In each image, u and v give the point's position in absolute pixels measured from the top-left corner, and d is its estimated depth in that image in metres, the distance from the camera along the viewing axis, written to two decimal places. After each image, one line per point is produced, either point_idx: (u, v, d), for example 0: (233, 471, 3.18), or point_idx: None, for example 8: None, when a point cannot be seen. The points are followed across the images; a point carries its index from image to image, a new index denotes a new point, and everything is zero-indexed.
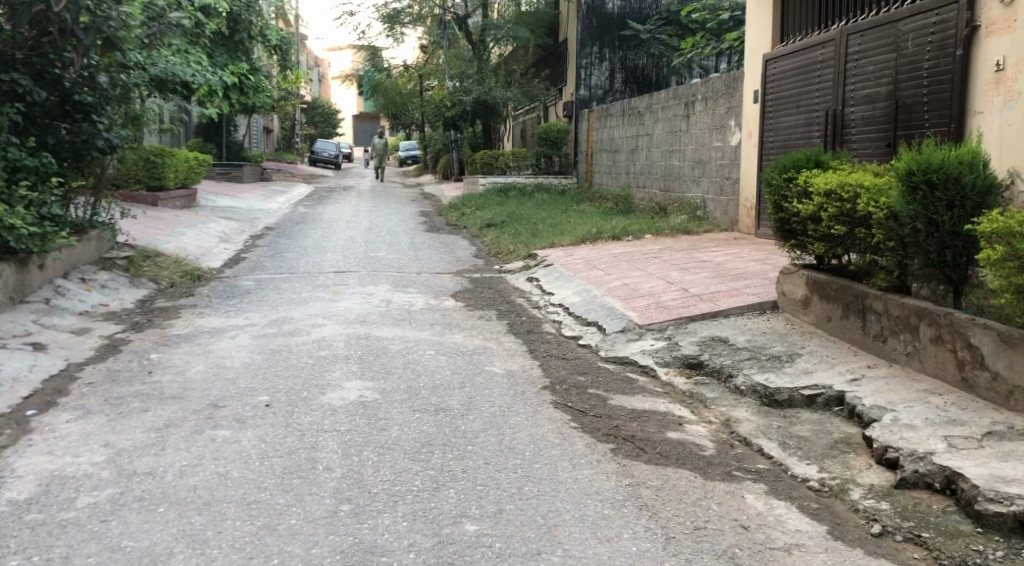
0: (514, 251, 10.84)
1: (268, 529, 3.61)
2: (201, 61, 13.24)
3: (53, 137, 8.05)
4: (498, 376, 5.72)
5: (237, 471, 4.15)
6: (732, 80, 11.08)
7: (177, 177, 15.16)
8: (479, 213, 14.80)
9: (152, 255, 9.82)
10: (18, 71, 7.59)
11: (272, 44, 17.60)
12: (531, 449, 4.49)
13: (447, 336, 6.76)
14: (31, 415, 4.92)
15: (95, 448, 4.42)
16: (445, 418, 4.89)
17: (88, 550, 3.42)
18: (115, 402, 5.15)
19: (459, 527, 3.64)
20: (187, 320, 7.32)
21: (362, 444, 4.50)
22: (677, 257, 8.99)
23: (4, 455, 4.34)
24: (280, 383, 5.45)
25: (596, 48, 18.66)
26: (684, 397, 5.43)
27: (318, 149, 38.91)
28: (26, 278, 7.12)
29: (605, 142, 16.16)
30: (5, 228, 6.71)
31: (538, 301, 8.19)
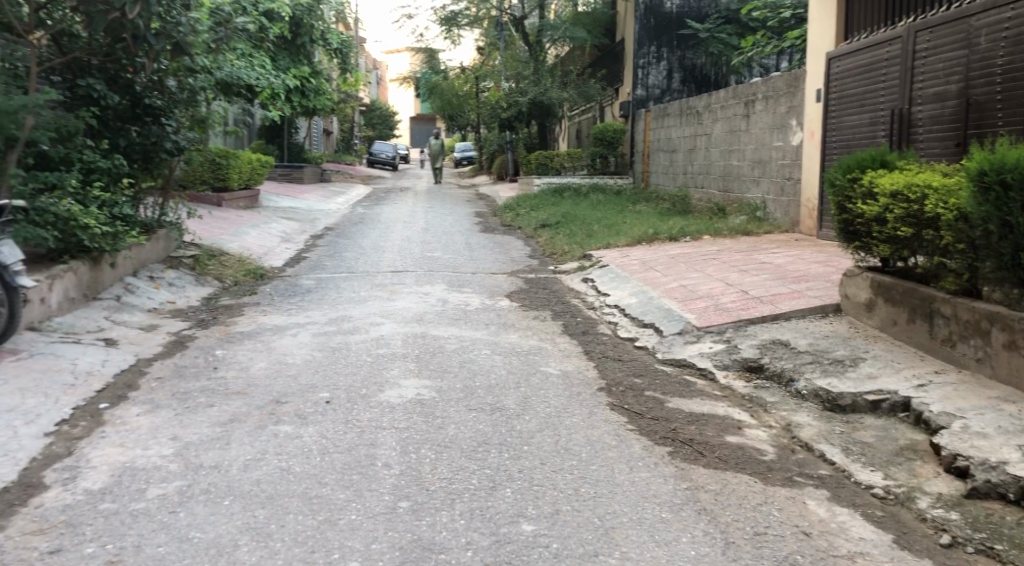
0: (570, 251, 10.82)
1: (329, 523, 3.68)
2: (265, 65, 13.50)
3: (125, 139, 8.31)
4: (554, 377, 5.73)
5: (298, 466, 4.23)
6: (794, 79, 10.90)
7: (241, 178, 15.52)
8: (535, 213, 14.82)
9: (217, 254, 10.08)
10: (93, 76, 7.93)
11: (333, 48, 18.04)
12: (588, 451, 4.48)
13: (503, 336, 6.79)
14: (103, 408, 5.09)
15: (163, 441, 4.55)
16: (501, 417, 4.91)
17: (157, 539, 3.53)
18: (182, 396, 5.30)
19: (516, 527, 3.66)
20: (251, 317, 7.49)
21: (420, 442, 4.55)
22: (736, 258, 8.87)
23: (78, 446, 4.50)
24: (339, 380, 5.53)
25: (654, 47, 18.50)
26: (743, 400, 5.36)
27: (376, 151, 39.44)
28: (98, 276, 7.38)
29: (662, 142, 16.03)
30: (80, 228, 6.94)
31: (594, 302, 8.17)
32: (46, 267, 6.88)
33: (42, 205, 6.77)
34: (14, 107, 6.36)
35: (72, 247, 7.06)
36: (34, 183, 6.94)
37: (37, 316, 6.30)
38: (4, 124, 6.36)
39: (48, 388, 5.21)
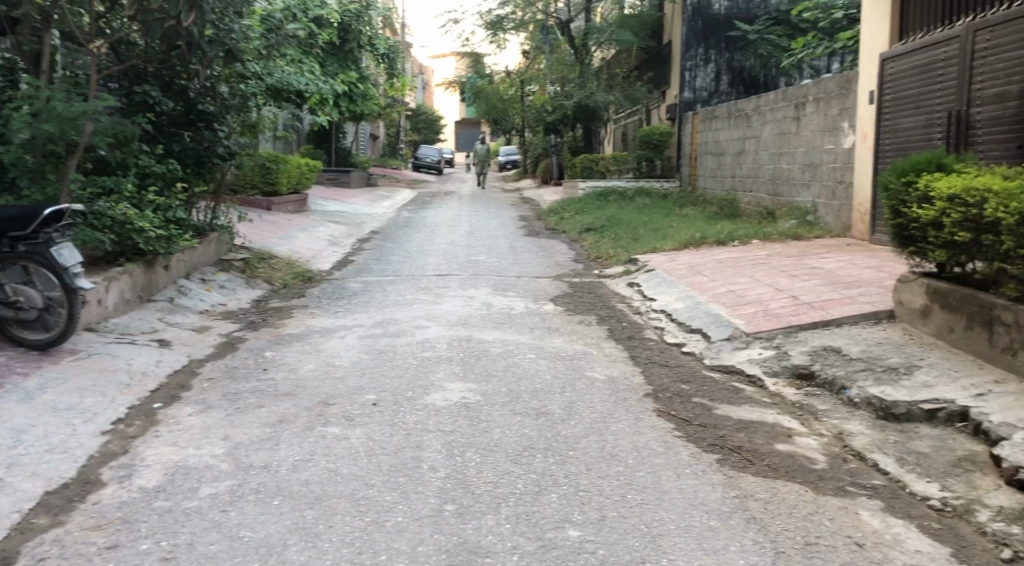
0: (615, 255, 10.76)
1: (376, 525, 3.71)
2: (314, 71, 13.69)
3: (179, 144, 8.53)
4: (599, 382, 5.70)
5: (346, 467, 4.27)
6: (846, 80, 10.71)
7: (290, 182, 15.77)
8: (580, 217, 14.77)
9: (267, 257, 10.25)
10: (149, 83, 8.14)
11: (380, 53, 18.29)
12: (634, 457, 4.45)
13: (547, 340, 6.77)
14: (157, 408, 5.20)
15: (216, 441, 4.63)
16: (546, 422, 4.90)
17: (209, 538, 3.59)
18: (232, 397, 5.39)
19: (562, 532, 3.65)
20: (299, 320, 7.59)
21: (466, 445, 4.56)
22: (785, 263, 8.74)
23: (133, 444, 4.61)
24: (386, 383, 5.58)
25: (702, 49, 18.32)
26: (793, 408, 5.28)
27: (422, 155, 39.74)
28: (151, 278, 7.55)
29: (710, 145, 15.89)
30: (136, 231, 7.10)
31: (640, 307, 8.12)
32: (103, 269, 7.07)
33: (99, 209, 6.97)
34: (73, 113, 6.52)
35: (127, 250, 7.25)
36: (92, 188, 7.14)
37: (94, 317, 6.48)
38: (65, 130, 6.55)
39: (105, 387, 5.34)
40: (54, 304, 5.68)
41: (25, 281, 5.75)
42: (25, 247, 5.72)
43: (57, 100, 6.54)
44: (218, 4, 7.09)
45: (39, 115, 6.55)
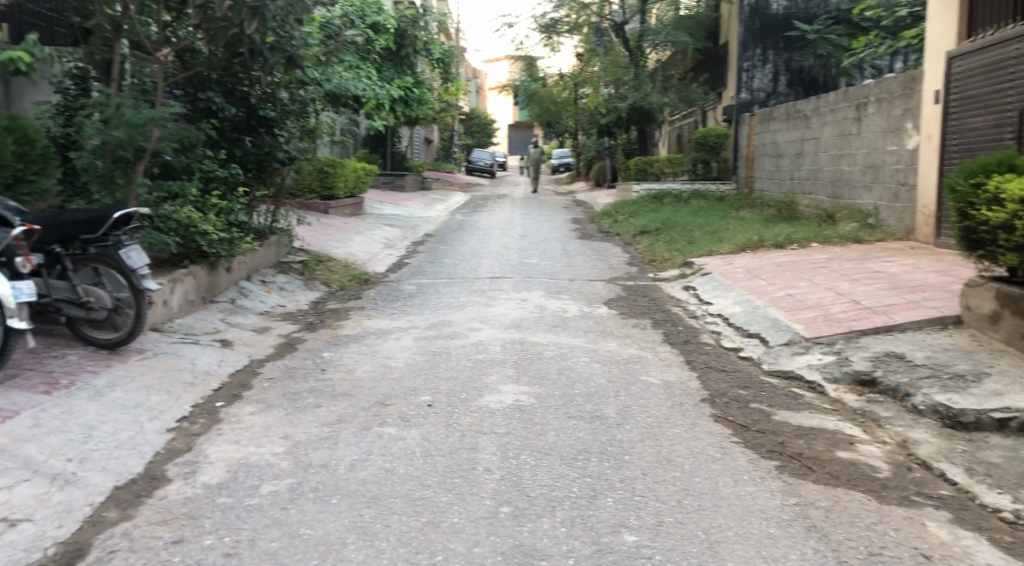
0: (670, 259, 10.67)
1: (433, 525, 3.74)
2: (371, 76, 13.87)
3: (241, 149, 8.74)
4: (654, 386, 5.65)
5: (403, 468, 4.32)
6: (910, 79, 10.46)
7: (346, 187, 16.01)
8: (634, 220, 14.68)
9: (324, 260, 10.41)
10: (212, 89, 8.37)
11: (436, 57, 18.62)
12: (691, 462, 4.40)
13: (601, 343, 6.74)
14: (220, 406, 5.32)
15: (276, 440, 4.72)
16: (601, 426, 4.88)
17: (270, 534, 3.66)
18: (292, 397, 5.49)
19: (618, 537, 3.63)
20: (356, 321, 7.70)
21: (520, 447, 4.57)
22: (846, 267, 8.56)
23: (198, 442, 4.73)
24: (441, 385, 5.62)
25: (759, 50, 18.09)
26: (854, 414, 5.17)
27: (475, 159, 39.94)
28: (214, 280, 7.75)
29: (768, 147, 15.62)
30: (200, 234, 7.28)
31: (696, 311, 8.03)
32: (168, 271, 7.27)
33: (165, 213, 7.19)
34: (141, 119, 6.73)
35: (191, 252, 7.46)
36: (157, 192, 7.31)
37: (160, 317, 6.68)
38: (133, 136, 6.77)
39: (170, 386, 5.49)
40: (123, 304, 5.86)
41: (94, 282, 5.91)
42: (95, 249, 5.91)
43: (127, 107, 6.76)
44: (280, 12, 7.13)
45: (109, 122, 6.78)
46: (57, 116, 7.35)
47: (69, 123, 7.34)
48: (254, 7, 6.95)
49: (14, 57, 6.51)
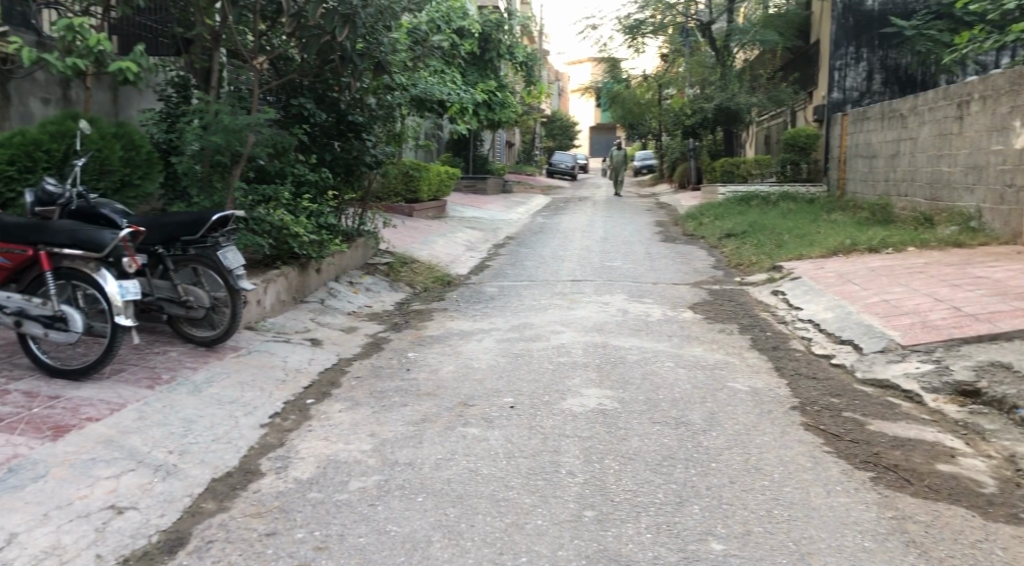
0: (757, 263, 10.44)
1: (516, 526, 3.76)
2: (456, 80, 14.03)
3: (331, 153, 8.96)
4: (741, 393, 5.54)
5: (486, 468, 4.35)
6: (1019, 75, 9.91)
7: (430, 190, 16.25)
8: (720, 222, 14.44)
9: (409, 261, 10.59)
10: (304, 96, 8.61)
11: (519, 61, 18.51)
12: (781, 471, 4.30)
13: (687, 349, 6.64)
14: (310, 403, 5.46)
15: (363, 437, 4.82)
16: (687, 432, 4.82)
17: (358, 530, 3.74)
18: (378, 395, 5.59)
19: (705, 545, 3.58)
20: (440, 322, 7.80)
21: (604, 451, 4.55)
22: (944, 272, 8.21)
23: (289, 437, 4.87)
24: (524, 386, 5.64)
25: (853, 48, 17.53)
26: (956, 426, 4.96)
27: (557, 161, 39.99)
28: (305, 280, 7.97)
29: (861, 147, 15.12)
30: (291, 236, 7.51)
31: (785, 317, 7.83)
32: (262, 272, 7.52)
33: (259, 216, 7.44)
34: (238, 125, 6.92)
35: (284, 254, 7.70)
36: (253, 196, 7.63)
37: (253, 316, 6.91)
38: (230, 141, 6.97)
39: (264, 383, 5.67)
40: (219, 304, 6.11)
41: (194, 281, 6.16)
42: (195, 249, 6.11)
43: (224, 114, 6.98)
44: (369, 18, 7.29)
45: (208, 128, 7.03)
46: (160, 123, 7.69)
47: (171, 129, 7.67)
48: (346, 15, 7.11)
49: (123, 67, 6.84)
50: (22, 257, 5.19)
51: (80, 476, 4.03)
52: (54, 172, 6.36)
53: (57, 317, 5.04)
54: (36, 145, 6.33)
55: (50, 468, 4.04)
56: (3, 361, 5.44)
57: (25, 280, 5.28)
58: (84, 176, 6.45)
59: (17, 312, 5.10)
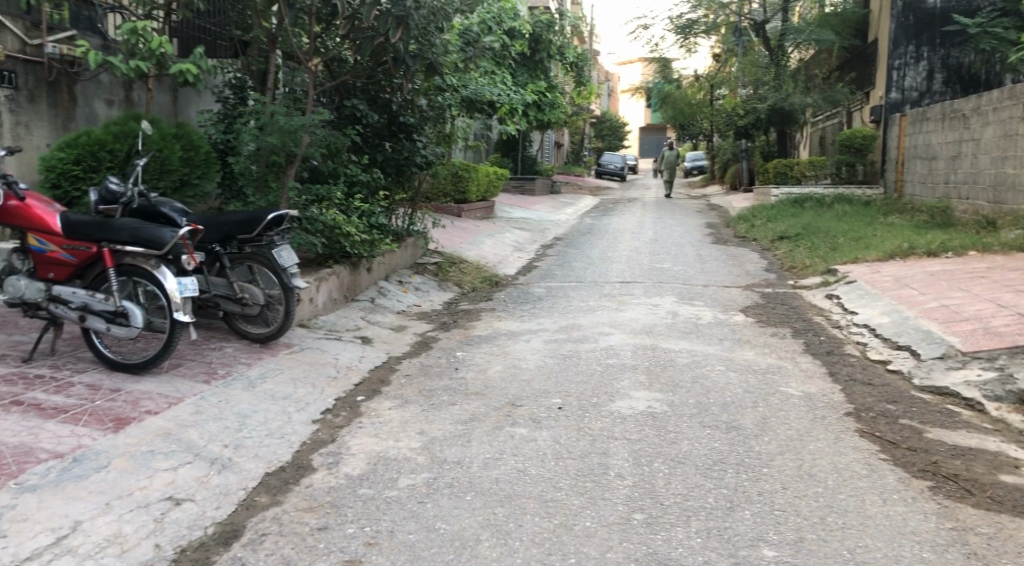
0: (811, 266, 10.27)
1: (565, 527, 3.75)
2: (506, 81, 14.08)
3: (382, 154, 9.06)
4: (794, 398, 5.46)
5: (534, 468, 4.35)
6: None
7: (479, 191, 16.31)
8: (772, 224, 14.24)
9: (457, 261, 10.66)
10: (357, 97, 8.70)
11: (569, 62, 18.49)
12: (835, 479, 4.22)
13: (738, 352, 6.57)
14: (360, 400, 5.53)
15: (412, 435, 4.86)
16: (739, 437, 4.76)
17: (408, 527, 3.77)
18: (427, 394, 5.63)
19: (757, 551, 3.54)
20: (488, 322, 7.83)
21: (653, 455, 4.51)
22: (1007, 278, 7.98)
23: (340, 434, 4.93)
24: (572, 388, 5.63)
25: (912, 46, 17.14)
26: (1019, 436, 4.81)
27: (606, 162, 39.81)
28: (356, 279, 8.06)
29: (920, 148, 14.77)
30: (343, 235, 7.62)
31: (839, 321, 7.68)
32: (315, 271, 7.63)
33: (312, 215, 7.55)
34: (293, 126, 7.07)
35: (335, 252, 7.82)
36: (307, 196, 7.74)
37: (306, 314, 7.02)
38: (286, 141, 7.12)
39: (316, 379, 5.75)
40: (274, 301, 6.23)
41: (249, 279, 6.31)
42: (251, 248, 6.23)
43: (280, 114, 7.12)
44: (422, 20, 7.34)
45: (265, 129, 7.16)
46: (218, 124, 7.84)
47: (228, 130, 7.82)
48: (399, 17, 7.17)
49: (184, 68, 7.00)
50: (86, 253, 5.29)
51: (140, 468, 4.14)
52: (117, 172, 6.54)
53: (119, 312, 5.17)
54: (101, 145, 6.56)
55: (111, 459, 4.15)
56: (67, 354, 5.61)
57: (89, 276, 5.40)
58: (145, 175, 6.64)
59: (82, 307, 5.24)
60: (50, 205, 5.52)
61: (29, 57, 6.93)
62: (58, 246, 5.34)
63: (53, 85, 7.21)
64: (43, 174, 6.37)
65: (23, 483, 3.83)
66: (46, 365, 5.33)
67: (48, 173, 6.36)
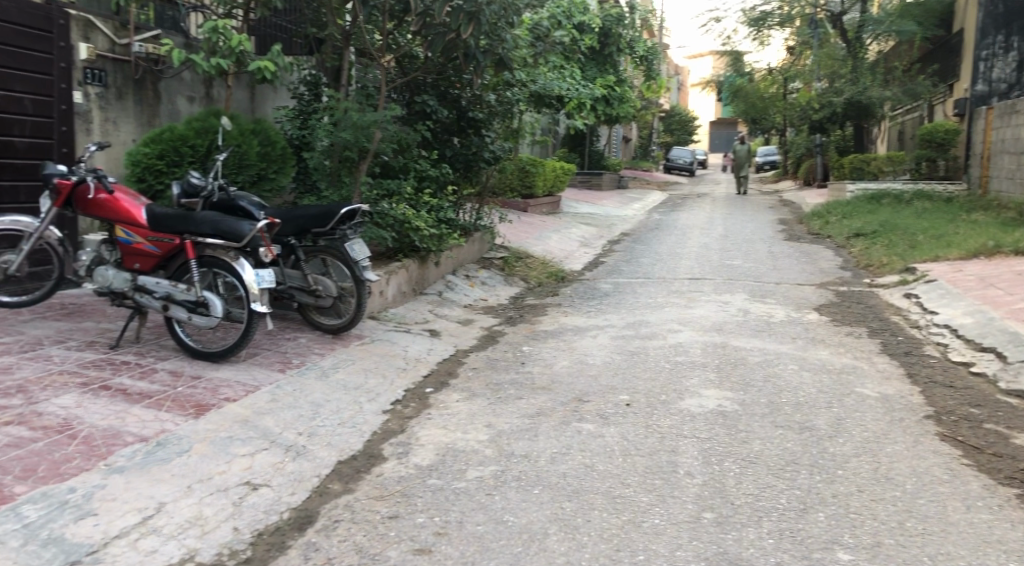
0: (889, 264, 9.98)
1: (633, 524, 3.74)
2: (576, 76, 14.06)
3: (450, 150, 9.16)
4: (871, 399, 5.31)
5: (602, 464, 4.34)
6: None
7: (545, 186, 16.31)
8: (847, 221, 13.86)
9: (523, 256, 10.69)
10: (427, 93, 8.80)
11: (639, 55, 18.40)
12: (914, 483, 4.10)
13: (811, 351, 6.43)
14: (429, 392, 5.60)
15: (480, 428, 4.90)
16: (812, 437, 4.66)
17: (476, 518, 3.81)
18: (494, 387, 5.67)
19: (831, 554, 3.47)
20: (554, 317, 7.83)
21: (723, 454, 4.45)
22: None
23: (409, 424, 5.00)
24: (640, 385, 5.59)
25: (1001, 36, 16.44)
26: None
27: (674, 156, 39.27)
28: (424, 273, 8.16)
29: (1008, 142, 14.19)
30: (413, 230, 7.71)
31: (918, 321, 7.45)
32: (385, 264, 7.74)
33: (383, 209, 7.66)
34: (366, 122, 7.20)
35: (405, 246, 7.92)
36: (378, 190, 7.87)
37: (376, 306, 7.14)
38: (359, 138, 7.24)
39: (386, 370, 5.85)
40: (346, 293, 6.35)
41: (322, 271, 6.44)
42: (324, 241, 6.35)
43: (354, 111, 7.24)
44: (493, 15, 7.36)
45: (338, 125, 7.31)
46: (294, 120, 8.04)
47: (303, 126, 8.01)
48: (470, 12, 7.19)
49: (262, 65, 7.18)
50: (170, 245, 5.46)
51: (220, 453, 4.27)
52: (198, 166, 6.76)
53: (200, 302, 5.34)
54: (183, 141, 6.77)
55: (192, 444, 4.29)
56: (151, 342, 5.82)
57: (172, 267, 5.59)
58: (224, 170, 6.84)
59: (165, 297, 5.42)
60: (137, 199, 5.73)
61: (118, 56, 7.24)
62: (143, 238, 5.52)
63: (139, 84, 7.46)
64: (129, 168, 6.61)
65: (111, 464, 3.99)
66: (131, 352, 5.54)
67: (134, 168, 6.60)
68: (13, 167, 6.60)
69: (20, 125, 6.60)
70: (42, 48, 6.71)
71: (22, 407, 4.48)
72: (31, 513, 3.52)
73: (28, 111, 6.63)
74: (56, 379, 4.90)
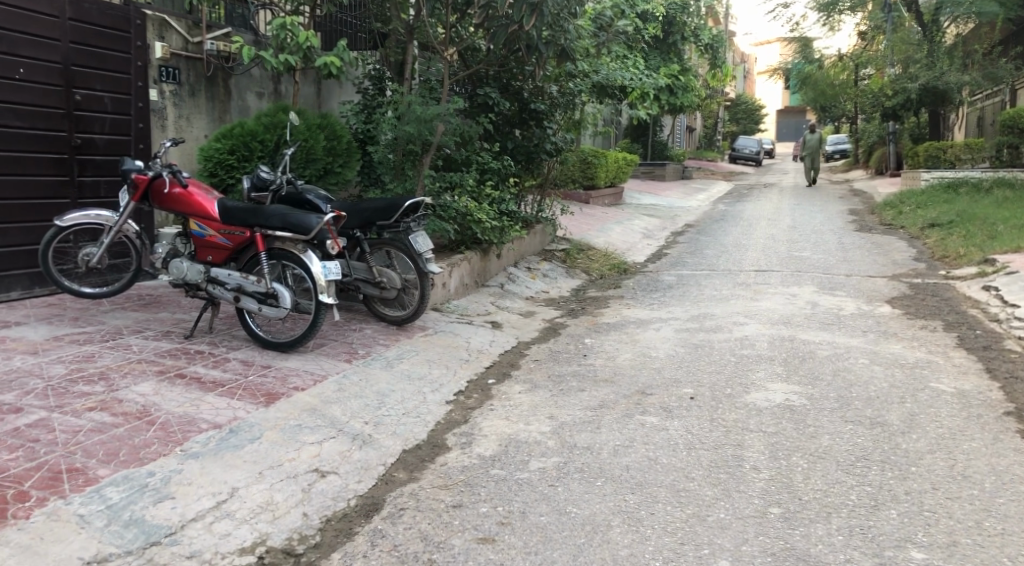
0: (966, 255, 9.65)
1: (698, 518, 3.71)
2: (639, 65, 13.92)
3: (512, 142, 9.16)
4: (947, 395, 5.14)
5: (665, 457, 4.31)
6: None
7: (607, 177, 16.20)
8: (922, 211, 13.43)
9: (585, 248, 10.66)
10: (489, 85, 8.82)
11: (703, 44, 18.09)
12: (992, 482, 3.97)
13: (883, 345, 6.26)
14: (491, 383, 5.64)
15: (543, 419, 4.91)
16: (883, 433, 4.55)
17: (539, 509, 3.82)
18: (556, 379, 5.67)
19: (905, 553, 3.39)
20: (616, 310, 7.78)
21: (791, 449, 4.37)
22: None
23: (472, 415, 5.05)
24: (704, 378, 5.53)
25: None
26: None
27: (740, 146, 38.58)
28: (486, 265, 8.20)
29: None
30: (475, 222, 7.78)
31: (998, 315, 7.17)
32: (447, 256, 7.82)
33: (446, 202, 7.69)
34: (429, 115, 7.23)
35: (467, 239, 7.99)
36: (440, 183, 7.90)
37: (439, 298, 7.20)
38: (422, 131, 7.29)
39: (449, 361, 5.91)
40: (410, 285, 6.44)
41: (387, 263, 6.53)
42: (389, 234, 6.43)
43: (417, 104, 7.31)
44: (556, 6, 7.31)
45: (402, 118, 7.39)
46: (358, 114, 8.05)
47: (368, 120, 8.00)
48: (533, 4, 7.12)
49: (328, 61, 7.30)
50: (241, 238, 5.60)
51: (290, 440, 4.38)
52: (267, 161, 6.92)
53: (270, 294, 5.47)
54: (252, 136, 6.93)
55: (264, 431, 4.41)
56: (223, 332, 5.99)
57: (243, 259, 5.74)
58: (292, 164, 6.99)
59: (236, 288, 5.56)
60: (210, 193, 5.88)
61: (191, 54, 7.44)
62: (215, 231, 5.67)
63: (211, 81, 7.67)
64: (202, 163, 6.79)
65: (187, 449, 4.12)
66: (205, 342, 5.71)
67: (206, 163, 6.78)
68: (94, 163, 6.85)
69: (101, 123, 6.85)
70: (121, 48, 6.95)
71: (104, 393, 4.66)
72: (114, 495, 3.67)
73: (108, 109, 6.88)
74: (135, 367, 5.09)
